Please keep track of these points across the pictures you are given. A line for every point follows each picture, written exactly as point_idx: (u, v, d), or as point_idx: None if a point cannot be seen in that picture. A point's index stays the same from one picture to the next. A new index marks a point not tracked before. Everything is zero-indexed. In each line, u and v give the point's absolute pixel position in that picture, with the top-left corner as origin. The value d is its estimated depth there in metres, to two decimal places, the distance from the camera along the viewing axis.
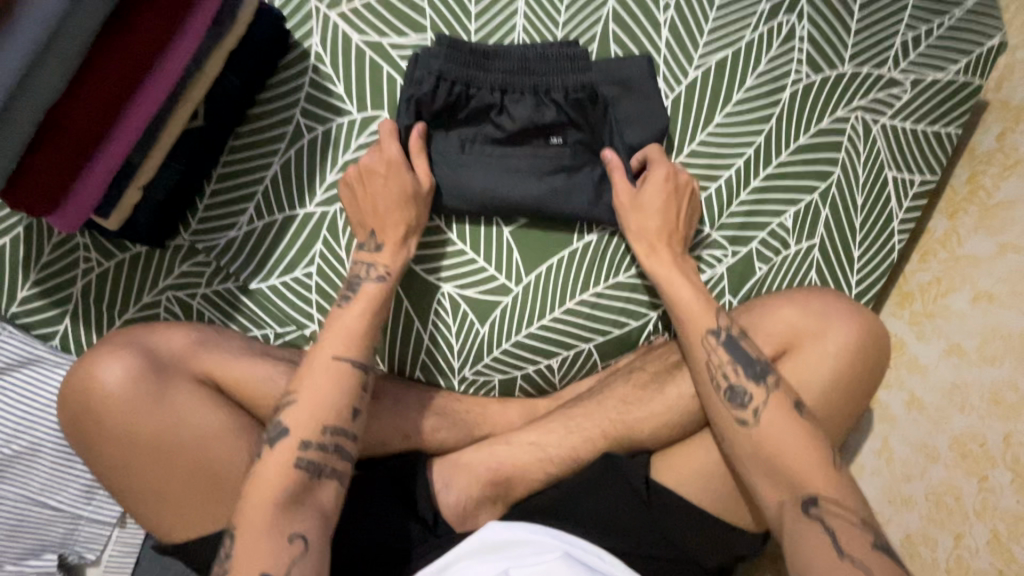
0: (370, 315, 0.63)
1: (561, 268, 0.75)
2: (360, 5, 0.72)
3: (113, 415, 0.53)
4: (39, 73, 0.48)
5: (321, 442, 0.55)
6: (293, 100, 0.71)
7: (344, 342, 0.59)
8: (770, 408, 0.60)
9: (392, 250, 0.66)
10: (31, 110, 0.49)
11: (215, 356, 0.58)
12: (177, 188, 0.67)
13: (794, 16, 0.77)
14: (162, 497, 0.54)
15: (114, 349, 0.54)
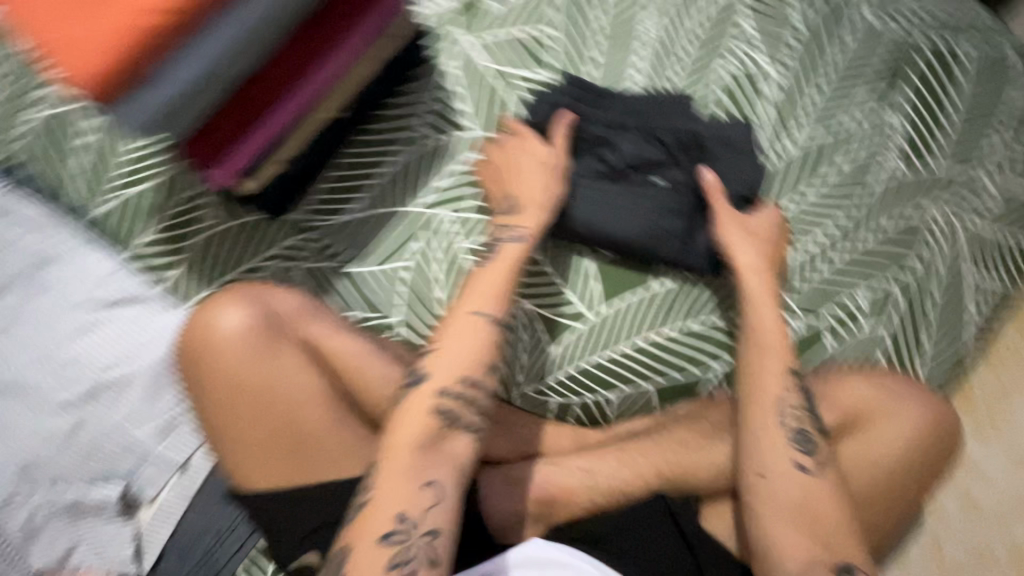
0: (505, 278, 0.66)
1: (636, 306, 0.79)
2: (497, 43, 0.80)
3: (230, 355, 0.58)
4: (247, 48, 0.52)
5: (455, 393, 0.59)
6: (420, 111, 0.78)
7: (477, 298, 0.64)
8: (824, 475, 0.60)
9: (529, 213, 0.70)
10: (230, 78, 0.52)
11: (320, 325, 0.64)
12: (306, 168, 0.73)
13: (892, 113, 0.81)
14: (255, 440, 0.60)
15: (237, 297, 0.60)
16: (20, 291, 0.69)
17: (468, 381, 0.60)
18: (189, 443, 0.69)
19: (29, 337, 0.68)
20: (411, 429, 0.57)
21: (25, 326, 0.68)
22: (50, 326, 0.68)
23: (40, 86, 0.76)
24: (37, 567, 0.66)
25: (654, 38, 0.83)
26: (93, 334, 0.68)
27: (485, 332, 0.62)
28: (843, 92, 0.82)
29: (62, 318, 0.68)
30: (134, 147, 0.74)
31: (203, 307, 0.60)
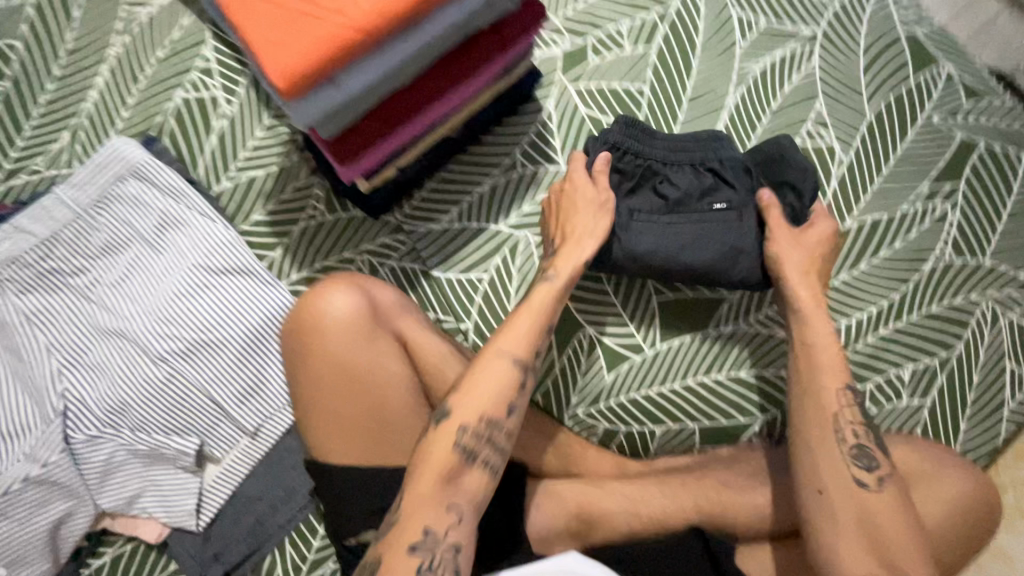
0: (535, 322, 0.67)
1: (691, 348, 0.83)
2: (594, 88, 0.88)
3: (333, 337, 0.64)
4: (394, 70, 0.59)
5: (478, 427, 0.60)
6: (518, 140, 0.85)
7: (509, 338, 0.64)
8: (889, 480, 0.64)
9: (567, 257, 0.71)
10: (375, 93, 0.60)
11: (411, 321, 0.70)
12: (411, 177, 0.80)
13: (949, 204, 0.87)
14: (340, 415, 0.65)
15: (345, 284, 0.66)
16: (141, 248, 0.74)
17: (490, 417, 0.61)
18: (265, 411, 0.74)
19: (141, 291, 0.73)
20: (438, 455, 0.59)
21: (140, 281, 0.74)
22: (162, 284, 0.74)
23: (179, 67, 0.83)
24: (105, 506, 0.70)
25: (736, 104, 0.89)
26: (200, 297, 0.73)
27: (510, 371, 0.63)
28: (907, 179, 0.87)
29: (173, 278, 0.74)
30: (257, 136, 0.82)
31: (312, 290, 0.66)
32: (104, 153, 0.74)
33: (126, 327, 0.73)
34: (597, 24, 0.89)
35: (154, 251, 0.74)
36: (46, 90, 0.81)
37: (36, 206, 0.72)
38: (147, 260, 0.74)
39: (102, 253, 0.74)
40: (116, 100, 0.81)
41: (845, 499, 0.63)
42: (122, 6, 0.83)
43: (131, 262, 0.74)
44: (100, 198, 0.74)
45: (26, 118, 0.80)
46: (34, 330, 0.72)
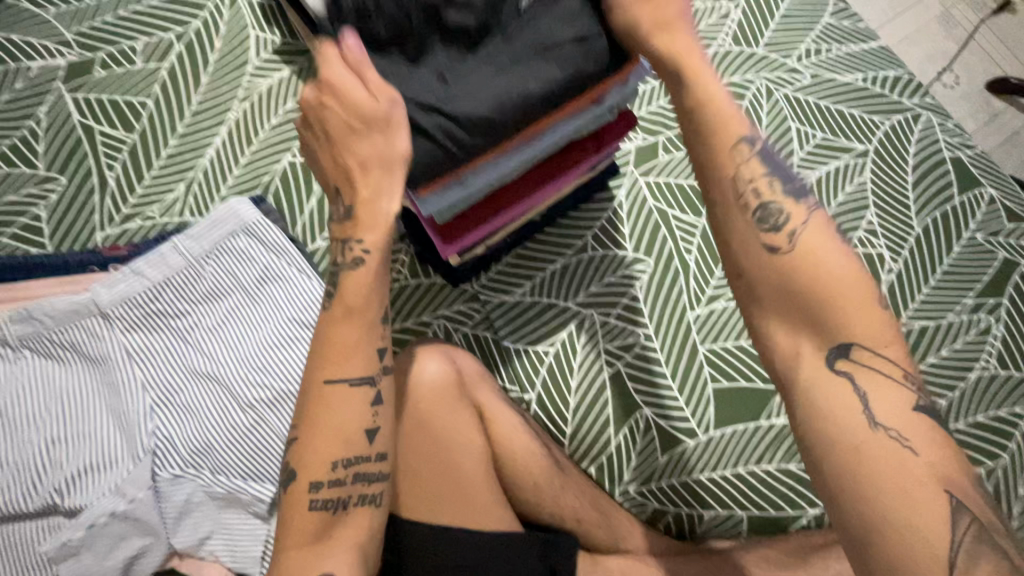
0: (361, 331, 0.57)
1: (743, 436, 0.86)
2: (662, 182, 0.95)
3: (426, 401, 0.71)
4: (509, 171, 0.67)
5: (333, 476, 0.56)
6: (590, 226, 0.92)
7: (337, 357, 0.57)
8: (806, 228, 0.51)
9: (369, 223, 0.55)
10: (489, 186, 0.66)
11: (486, 392, 0.77)
12: (492, 253, 0.87)
13: (993, 317, 0.92)
14: (421, 478, 0.69)
15: (432, 352, 0.73)
16: (241, 299, 0.80)
17: (349, 458, 0.57)
18: None
19: (238, 339, 0.79)
20: (300, 517, 0.56)
21: (236, 329, 0.79)
22: (258, 334, 0.79)
23: (288, 133, 0.91)
24: (177, 546, 0.73)
25: None
26: (292, 349, 0.79)
27: (354, 388, 0.57)
28: (953, 289, 0.93)
29: (270, 329, 0.79)
30: None
31: (406, 356, 0.73)
32: (224, 210, 0.81)
33: (220, 372, 0.77)
34: (670, 125, 0.97)
35: (254, 302, 0.80)
36: (169, 145, 0.89)
37: (151, 251, 0.79)
38: (246, 310, 0.80)
39: (205, 301, 0.80)
40: (229, 159, 0.89)
41: (773, 290, 0.50)
42: (245, 76, 0.93)
43: (231, 311, 0.80)
44: (212, 250, 0.80)
45: (147, 168, 0.88)
46: (134, 367, 0.77)
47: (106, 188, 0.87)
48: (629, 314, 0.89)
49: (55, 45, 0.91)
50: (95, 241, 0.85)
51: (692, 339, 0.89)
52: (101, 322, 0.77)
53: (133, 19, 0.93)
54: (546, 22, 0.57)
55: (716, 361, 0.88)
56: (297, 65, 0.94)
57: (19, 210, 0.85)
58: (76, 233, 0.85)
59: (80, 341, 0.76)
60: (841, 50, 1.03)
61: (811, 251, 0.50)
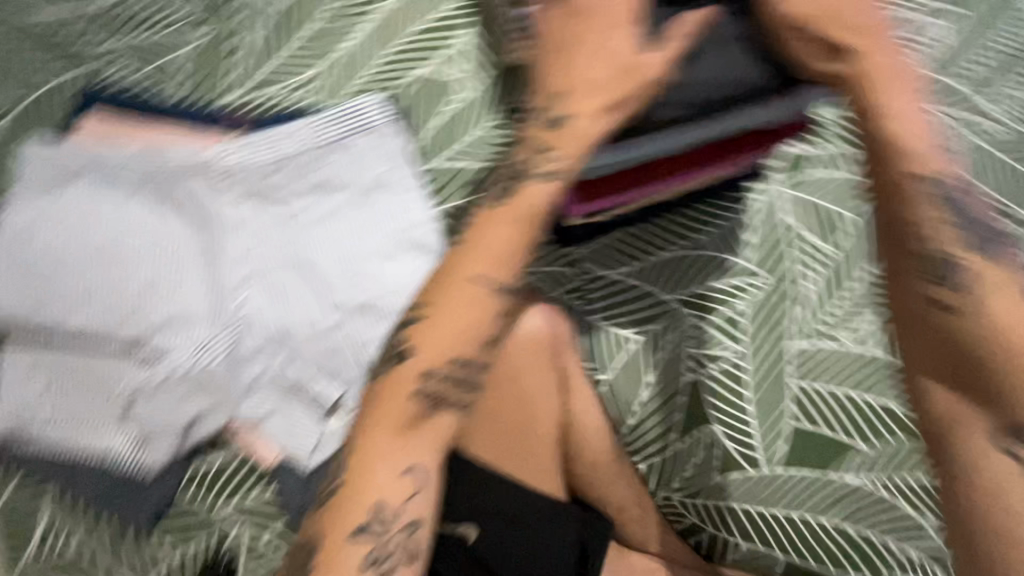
0: (518, 237, 0.52)
1: (807, 483, 0.82)
2: (805, 198, 0.86)
3: (517, 352, 0.69)
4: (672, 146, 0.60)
5: (448, 370, 0.51)
6: (716, 224, 0.85)
7: (486, 256, 0.51)
8: (989, 289, 0.48)
9: (574, 139, 0.51)
10: (644, 156, 0.61)
11: (573, 359, 0.73)
12: (609, 225, 0.82)
13: None
14: (489, 422, 0.69)
15: (534, 303, 0.71)
16: (346, 200, 0.79)
17: (461, 360, 0.51)
18: None
19: (335, 238, 0.77)
20: (395, 400, 0.51)
21: (337, 228, 0.78)
22: (356, 238, 0.78)
23: (434, 41, 0.86)
24: (239, 416, 0.76)
25: None
26: (386, 262, 0.77)
27: (494, 295, 0.51)
28: None
29: (367, 237, 0.78)
30: (478, 131, 0.85)
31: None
32: (354, 108, 0.80)
33: (311, 266, 0.77)
34: (829, 140, 0.87)
35: (358, 206, 0.78)
36: (313, 21, 0.86)
37: (275, 129, 0.78)
38: (349, 212, 0.78)
39: (313, 192, 0.78)
40: (368, 53, 0.86)
41: (941, 347, 0.49)
42: None
43: (335, 208, 0.78)
44: (332, 143, 0.79)
45: (287, 38, 0.85)
46: (236, 234, 0.77)
47: (244, 51, 0.85)
48: (728, 325, 0.84)
49: None
50: (225, 101, 0.84)
51: (785, 370, 0.84)
52: (219, 180, 0.78)
53: None
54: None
55: (803, 398, 0.83)
56: None
57: (157, 49, 0.83)
58: (205, 86, 0.84)
59: (190, 198, 0.77)
60: None
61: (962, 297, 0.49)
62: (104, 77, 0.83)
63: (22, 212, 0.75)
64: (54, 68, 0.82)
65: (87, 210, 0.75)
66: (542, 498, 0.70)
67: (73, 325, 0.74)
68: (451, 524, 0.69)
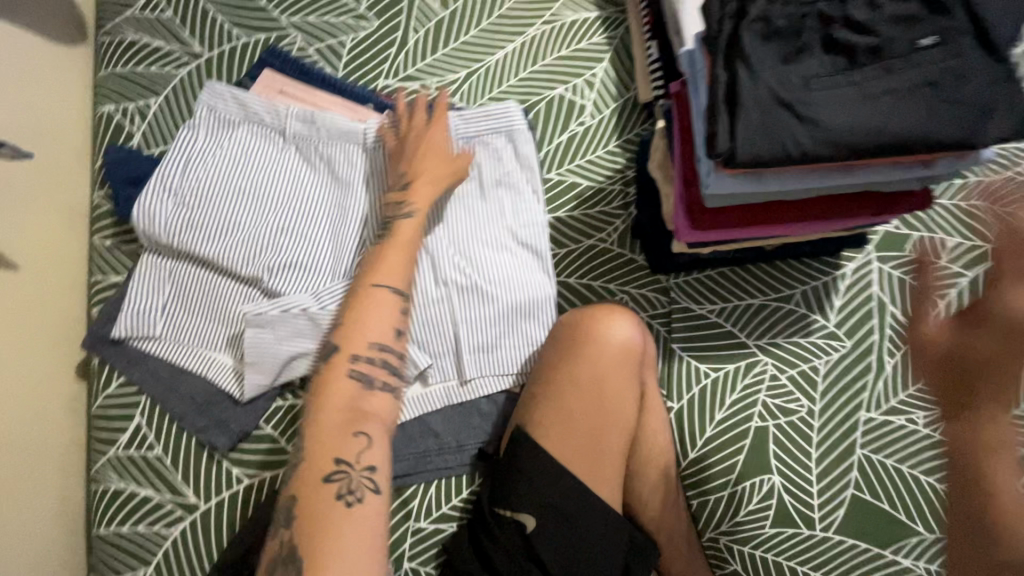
0: (407, 261, 0.72)
1: (860, 556, 0.81)
2: (896, 275, 0.89)
3: (609, 356, 0.72)
4: (798, 193, 0.65)
5: (371, 353, 0.65)
6: (806, 281, 0.88)
7: (388, 270, 0.70)
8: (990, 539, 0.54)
9: (422, 194, 0.76)
10: (771, 196, 0.65)
11: (652, 377, 0.77)
12: (703, 262, 0.86)
13: None
14: (569, 417, 0.72)
15: (629, 314, 0.75)
16: (473, 191, 0.85)
17: (381, 345, 0.66)
18: (490, 373, 0.81)
19: (457, 222, 0.83)
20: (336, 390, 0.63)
21: (460, 213, 0.84)
22: (476, 226, 0.84)
23: (570, 69, 0.94)
24: None
25: None
26: (495, 253, 0.83)
27: (395, 296, 0.69)
28: None
29: (486, 228, 0.84)
30: (599, 155, 0.91)
31: (602, 311, 0.74)
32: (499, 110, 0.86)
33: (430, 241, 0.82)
34: (932, 227, 0.89)
35: (483, 198, 0.85)
36: (468, 33, 0.95)
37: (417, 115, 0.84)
38: (474, 203, 0.84)
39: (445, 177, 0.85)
40: (511, 68, 0.94)
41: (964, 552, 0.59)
42: (557, 4, 0.96)
43: (462, 196, 0.85)
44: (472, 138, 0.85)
45: (442, 43, 0.94)
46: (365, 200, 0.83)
47: (404, 46, 0.94)
48: (801, 380, 0.86)
49: None
50: (376, 86, 0.93)
51: (854, 437, 0.84)
52: (359, 151, 0.84)
53: None
54: (935, 71, 0.56)
55: (869, 469, 0.83)
56: (607, 11, 0.96)
57: (328, 31, 0.94)
58: (364, 71, 0.93)
59: (335, 159, 0.84)
60: None
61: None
62: (281, 45, 0.93)
63: (186, 138, 0.82)
64: (239, 29, 0.93)
65: (246, 152, 0.82)
66: (603, 502, 0.73)
67: (203, 250, 0.79)
68: (512, 509, 0.71)
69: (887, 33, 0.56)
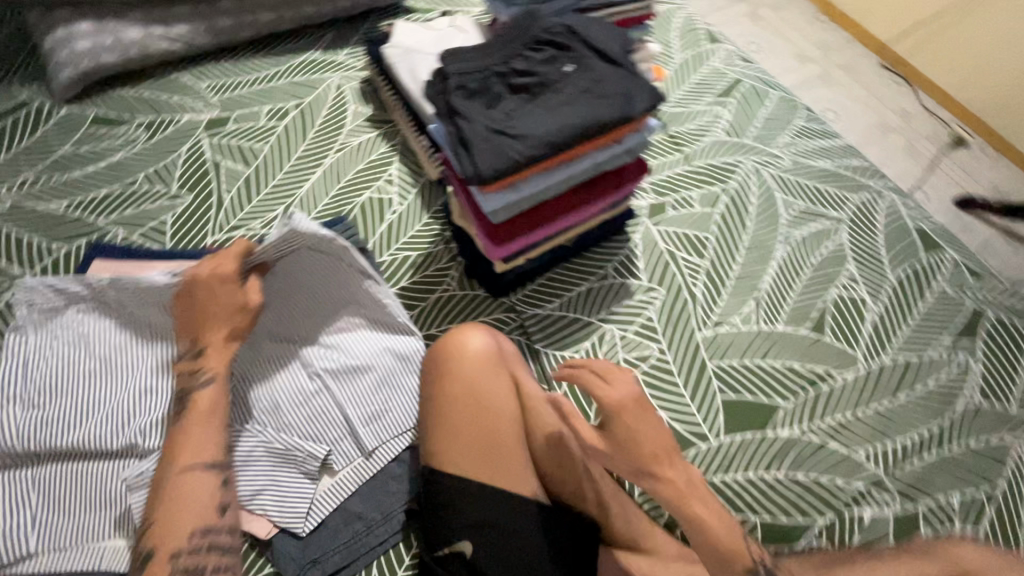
0: (211, 432, 0.75)
1: (752, 445, 0.94)
2: (670, 229, 1.14)
3: (472, 365, 0.83)
4: (551, 189, 0.86)
5: (190, 543, 0.67)
6: (611, 257, 1.09)
7: (192, 450, 0.73)
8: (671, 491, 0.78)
9: (215, 354, 0.79)
10: (534, 198, 0.85)
11: (520, 369, 0.88)
12: (529, 273, 1.03)
13: (970, 355, 1.03)
14: (456, 430, 0.80)
15: (478, 326, 0.87)
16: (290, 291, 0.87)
17: (203, 528, 0.68)
18: (390, 435, 0.87)
19: (284, 323, 0.89)
20: None
21: (281, 312, 0.89)
22: (305, 324, 0.89)
23: (369, 176, 1.14)
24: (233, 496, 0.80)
25: (783, 257, 1.12)
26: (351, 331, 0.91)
27: (206, 474, 0.72)
28: (931, 331, 1.05)
29: (317, 320, 0.89)
30: (417, 229, 1.09)
31: (453, 332, 0.86)
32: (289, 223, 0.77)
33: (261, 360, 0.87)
34: (676, 189, 1.19)
35: (302, 294, 0.87)
36: (275, 178, 1.12)
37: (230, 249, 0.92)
38: (297, 304, 0.88)
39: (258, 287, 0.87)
40: (321, 192, 1.11)
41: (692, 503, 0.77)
42: (341, 136, 1.18)
43: (281, 297, 0.88)
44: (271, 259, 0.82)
45: (254, 193, 1.10)
46: None
47: (221, 206, 1.08)
48: (645, 331, 1.03)
49: (202, 105, 1.18)
50: (205, 243, 1.04)
51: (700, 355, 1.01)
52: None
53: (261, 93, 1.21)
54: (583, 81, 0.81)
55: (724, 376, 0.99)
56: (382, 129, 1.20)
57: (147, 218, 1.04)
58: (190, 236, 1.04)
59: (161, 309, 0.84)
60: (812, 144, 1.28)
61: (686, 495, 0.75)
62: (103, 242, 1.01)
63: (17, 341, 0.83)
64: (57, 243, 1.00)
65: (82, 338, 0.84)
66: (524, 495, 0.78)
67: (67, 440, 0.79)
68: (449, 542, 0.74)
69: (543, 69, 0.81)
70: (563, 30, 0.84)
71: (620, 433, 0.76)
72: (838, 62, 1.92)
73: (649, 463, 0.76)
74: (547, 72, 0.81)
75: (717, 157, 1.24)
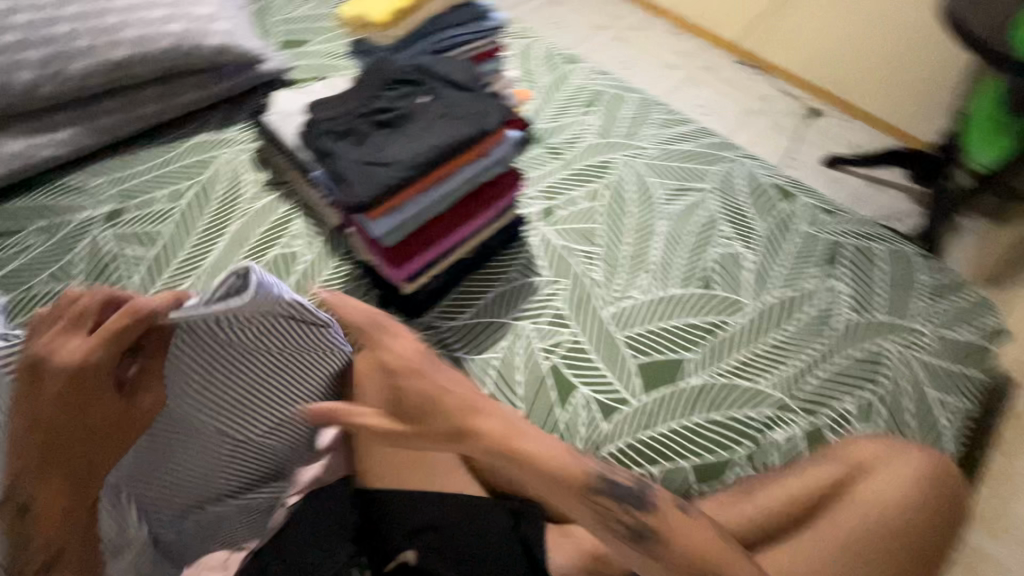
0: None
1: (670, 398, 1.02)
2: (564, 226, 1.25)
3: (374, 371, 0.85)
4: (432, 208, 0.94)
5: None
6: (514, 261, 1.18)
7: None
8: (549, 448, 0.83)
9: (47, 520, 0.73)
10: (419, 220, 0.93)
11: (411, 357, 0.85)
12: (439, 290, 1.10)
13: (836, 279, 1.17)
14: (370, 450, 0.85)
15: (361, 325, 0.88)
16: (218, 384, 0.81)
17: None
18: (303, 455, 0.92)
19: (208, 418, 0.81)
20: None
21: (203, 411, 0.81)
22: (237, 411, 0.83)
23: (273, 235, 1.19)
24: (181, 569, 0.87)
25: (666, 231, 1.25)
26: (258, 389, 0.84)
27: None
28: (801, 266, 1.19)
29: (249, 405, 0.84)
30: (328, 274, 1.14)
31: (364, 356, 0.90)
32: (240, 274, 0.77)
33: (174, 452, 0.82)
34: (562, 191, 1.31)
35: (231, 381, 0.82)
36: (180, 254, 1.15)
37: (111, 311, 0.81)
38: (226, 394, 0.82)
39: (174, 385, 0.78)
40: (228, 259, 1.15)
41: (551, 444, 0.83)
42: (242, 203, 1.23)
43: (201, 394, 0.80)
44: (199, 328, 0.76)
45: (161, 272, 1.13)
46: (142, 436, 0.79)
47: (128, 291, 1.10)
48: (557, 319, 1.11)
49: (96, 201, 1.21)
50: None
51: (609, 329, 1.10)
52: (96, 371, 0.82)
53: (156, 179, 1.25)
54: (439, 108, 0.92)
55: (633, 343, 1.08)
56: (281, 190, 1.26)
57: None
58: None
59: None
60: (673, 132, 1.44)
61: (509, 436, 0.80)
62: None
63: None
64: None
65: None
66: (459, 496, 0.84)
67: None
68: (393, 557, 0.81)
69: (401, 104, 0.92)
70: (414, 70, 0.96)
71: (416, 399, 0.81)
72: (698, 64, 2.33)
73: (469, 414, 0.81)
74: (405, 107, 0.91)
75: (593, 157, 1.38)
